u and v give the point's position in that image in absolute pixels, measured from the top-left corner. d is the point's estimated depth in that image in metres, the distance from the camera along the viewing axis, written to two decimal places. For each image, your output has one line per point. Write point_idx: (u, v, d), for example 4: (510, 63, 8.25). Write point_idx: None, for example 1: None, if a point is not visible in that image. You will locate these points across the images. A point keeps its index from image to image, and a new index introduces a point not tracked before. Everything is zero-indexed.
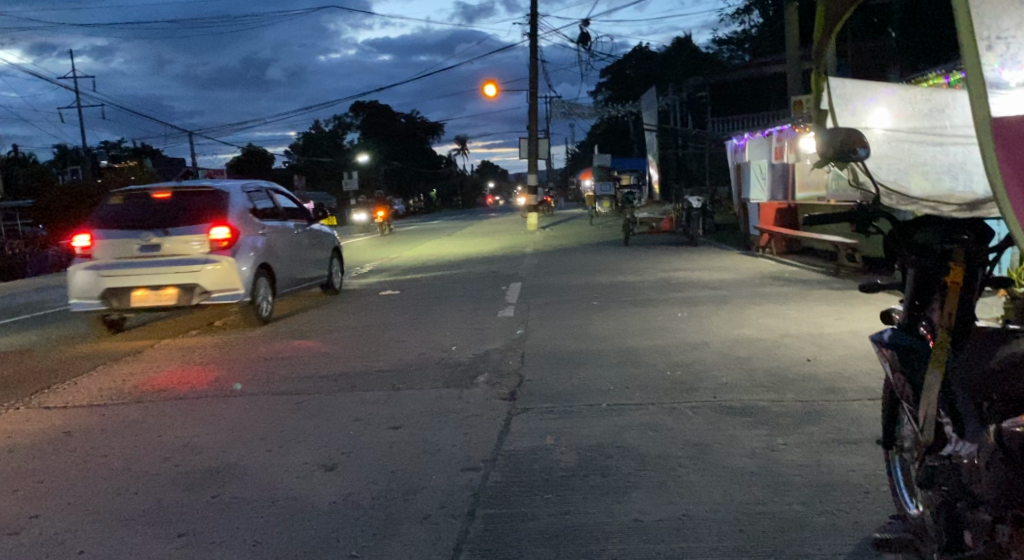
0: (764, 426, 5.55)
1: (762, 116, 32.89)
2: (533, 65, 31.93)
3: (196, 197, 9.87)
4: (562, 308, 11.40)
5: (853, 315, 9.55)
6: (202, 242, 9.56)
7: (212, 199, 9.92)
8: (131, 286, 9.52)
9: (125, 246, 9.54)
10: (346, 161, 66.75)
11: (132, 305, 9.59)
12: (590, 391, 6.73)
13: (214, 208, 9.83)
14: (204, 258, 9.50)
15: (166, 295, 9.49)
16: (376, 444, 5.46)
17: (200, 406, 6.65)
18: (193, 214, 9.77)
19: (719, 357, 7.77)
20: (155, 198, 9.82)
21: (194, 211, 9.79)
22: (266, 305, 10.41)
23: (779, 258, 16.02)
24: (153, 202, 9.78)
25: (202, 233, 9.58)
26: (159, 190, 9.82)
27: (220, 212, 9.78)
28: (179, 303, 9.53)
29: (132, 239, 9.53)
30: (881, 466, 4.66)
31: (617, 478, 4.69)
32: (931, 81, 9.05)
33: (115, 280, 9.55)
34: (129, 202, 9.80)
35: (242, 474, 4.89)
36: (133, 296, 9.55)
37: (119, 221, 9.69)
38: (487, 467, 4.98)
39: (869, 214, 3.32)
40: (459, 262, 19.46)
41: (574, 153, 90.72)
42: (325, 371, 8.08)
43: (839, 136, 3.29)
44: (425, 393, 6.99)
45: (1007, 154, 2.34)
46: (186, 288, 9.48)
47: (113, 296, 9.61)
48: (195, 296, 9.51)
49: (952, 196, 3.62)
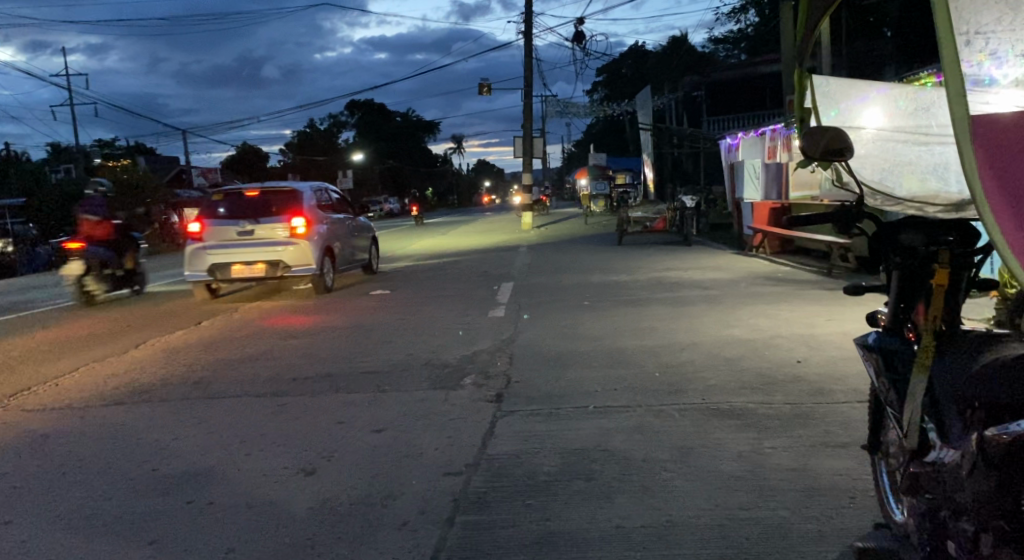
0: (751, 429, 5.48)
1: (757, 116, 32.83)
2: (528, 64, 31.84)
3: (278, 195, 12.75)
4: (553, 308, 11.33)
5: (844, 316, 9.50)
6: (284, 229, 12.36)
7: (290, 197, 12.77)
8: (232, 262, 12.37)
9: (228, 231, 12.44)
10: (342, 159, 66.61)
11: (232, 276, 12.43)
12: (577, 393, 6.67)
13: (292, 203, 12.66)
14: (286, 241, 12.36)
15: (258, 269, 12.37)
16: (359, 447, 5.39)
17: (182, 408, 6.56)
18: (277, 208, 12.64)
19: (708, 358, 7.71)
20: (247, 196, 12.70)
21: (278, 205, 12.68)
22: (330, 277, 13.38)
23: (772, 258, 15.98)
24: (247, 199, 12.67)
25: (284, 222, 12.39)
26: (250, 190, 12.70)
27: (296, 206, 12.60)
28: (268, 274, 12.40)
29: (233, 226, 12.41)
30: (867, 471, 4.60)
31: (600, 482, 4.62)
32: (924, 80, 8.98)
33: (219, 258, 12.40)
34: (228, 199, 12.68)
35: (219, 479, 4.81)
36: (233, 269, 12.40)
37: (221, 214, 12.57)
38: (469, 471, 4.91)
39: (853, 216, 3.25)
40: (453, 262, 19.39)
41: (570, 152, 90.58)
42: (311, 372, 7.99)
43: (821, 134, 3.22)
44: (411, 395, 6.92)
45: (985, 153, 2.27)
46: (272, 263, 12.34)
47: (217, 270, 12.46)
48: (280, 269, 12.36)
49: (938, 195, 3.55)
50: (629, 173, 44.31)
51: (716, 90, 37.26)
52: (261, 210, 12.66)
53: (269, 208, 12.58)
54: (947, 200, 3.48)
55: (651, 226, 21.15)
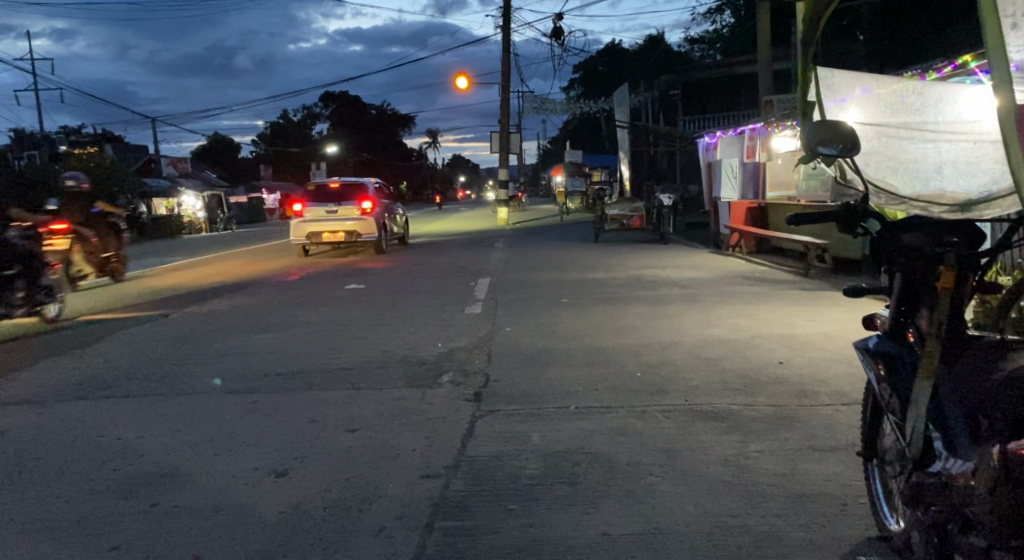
0: (736, 432, 5.36)
1: (733, 116, 32.86)
2: (505, 59, 31.60)
3: (352, 186, 18.54)
4: (531, 305, 11.18)
5: (824, 317, 9.44)
6: (357, 209, 18.20)
7: (359, 187, 18.55)
8: (322, 230, 18.10)
9: (319, 210, 18.21)
10: (315, 152, 65.92)
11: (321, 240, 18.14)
12: (557, 392, 6.51)
13: (361, 191, 18.45)
14: (358, 217, 18.14)
15: (338, 236, 18.08)
16: (333, 447, 5.22)
17: (147, 404, 6.32)
18: (351, 195, 18.44)
19: (689, 358, 7.59)
20: (332, 187, 18.51)
21: (352, 194, 18.47)
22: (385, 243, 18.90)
23: (749, 257, 15.99)
24: (332, 189, 18.48)
25: (357, 205, 18.21)
26: (334, 182, 18.48)
27: (365, 193, 18.38)
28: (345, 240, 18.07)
29: (323, 207, 18.20)
30: (857, 476, 4.49)
31: (586, 487, 4.46)
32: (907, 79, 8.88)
33: (314, 227, 18.14)
34: (319, 189, 18.55)
35: (188, 478, 4.62)
36: (322, 235, 18.12)
37: (315, 198, 18.38)
38: (448, 474, 4.74)
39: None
40: (427, 257, 19.13)
41: (544, 149, 90.30)
42: (282, 368, 7.76)
43: (826, 129, 3.12)
44: (386, 393, 6.73)
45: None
46: (349, 232, 18.07)
47: (312, 236, 18.22)
48: (354, 236, 18.09)
49: (943, 194, 3.47)
50: (604, 171, 44.23)
51: (692, 90, 37.24)
52: (341, 197, 18.44)
53: (346, 195, 18.39)
54: (953, 199, 3.38)
55: (628, 224, 21.02)
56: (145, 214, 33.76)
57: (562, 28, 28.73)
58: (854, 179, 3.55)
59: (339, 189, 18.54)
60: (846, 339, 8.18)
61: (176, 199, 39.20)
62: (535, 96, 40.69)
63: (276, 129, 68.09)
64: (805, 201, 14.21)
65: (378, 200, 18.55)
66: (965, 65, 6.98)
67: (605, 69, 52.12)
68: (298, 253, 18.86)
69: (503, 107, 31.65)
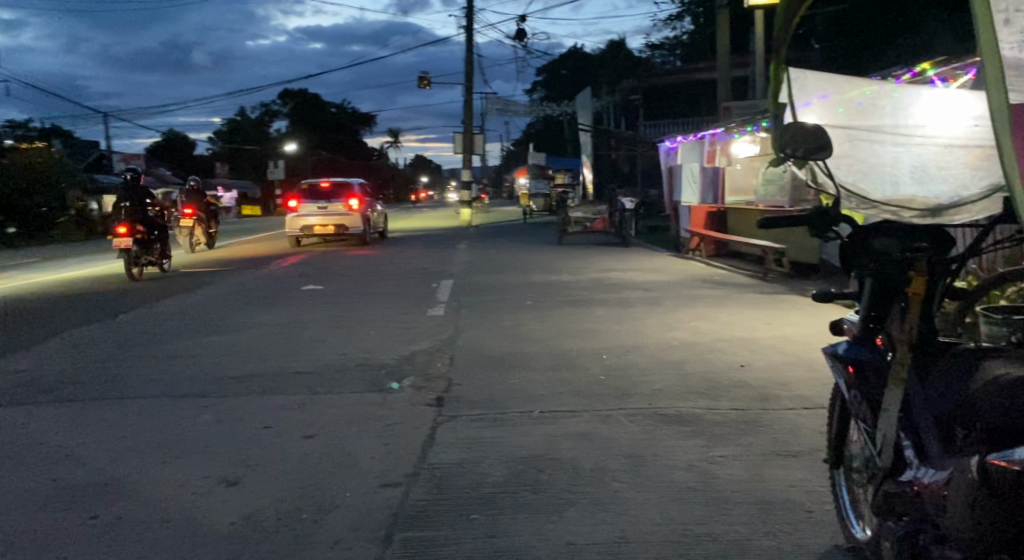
0: (700, 437, 5.31)
1: (692, 121, 33.10)
2: (468, 59, 31.45)
3: (340, 185, 21.07)
4: (494, 307, 11.09)
5: (784, 320, 9.49)
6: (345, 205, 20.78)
7: (346, 187, 21.05)
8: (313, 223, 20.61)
9: (310, 207, 20.70)
10: (274, 151, 65.07)
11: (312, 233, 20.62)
12: (520, 397, 6.41)
13: (348, 190, 20.96)
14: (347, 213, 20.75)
15: (329, 230, 20.63)
16: (287, 456, 5.10)
17: (93, 409, 6.10)
18: (339, 194, 20.97)
19: (652, 362, 7.55)
20: (322, 186, 21.01)
21: (339, 193, 20.99)
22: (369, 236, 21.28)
23: (709, 260, 16.09)
24: (322, 188, 20.98)
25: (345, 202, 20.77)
26: (324, 182, 21.05)
27: (352, 192, 20.92)
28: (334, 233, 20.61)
29: (314, 204, 20.67)
30: (822, 481, 4.47)
31: (549, 495, 4.37)
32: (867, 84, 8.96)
33: (307, 222, 20.62)
34: (309, 189, 20.99)
35: (133, 490, 4.49)
36: (314, 229, 20.64)
37: (308, 197, 20.87)
38: (408, 482, 4.63)
39: (828, 218, 3.08)
40: (388, 257, 18.90)
41: (506, 151, 90.24)
42: (236, 371, 7.56)
43: (798, 132, 3.06)
44: (344, 398, 6.58)
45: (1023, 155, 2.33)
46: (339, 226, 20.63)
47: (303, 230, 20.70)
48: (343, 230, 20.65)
49: (915, 200, 3.46)
50: (566, 174, 44.26)
51: (653, 94, 37.45)
52: (329, 196, 20.93)
53: (335, 194, 20.92)
54: (923, 204, 3.38)
55: (590, 227, 21.00)
56: (96, 212, 33.06)
57: (525, 30, 28.70)
58: (826, 183, 3.50)
59: (329, 189, 21.08)
60: (807, 342, 8.19)
61: None
62: (497, 98, 40.64)
63: (234, 127, 67.01)
64: (764, 206, 14.34)
65: (363, 198, 21.03)
66: (924, 72, 7.03)
67: (568, 72, 52.30)
68: (290, 246, 21.15)
69: (465, 108, 31.54)
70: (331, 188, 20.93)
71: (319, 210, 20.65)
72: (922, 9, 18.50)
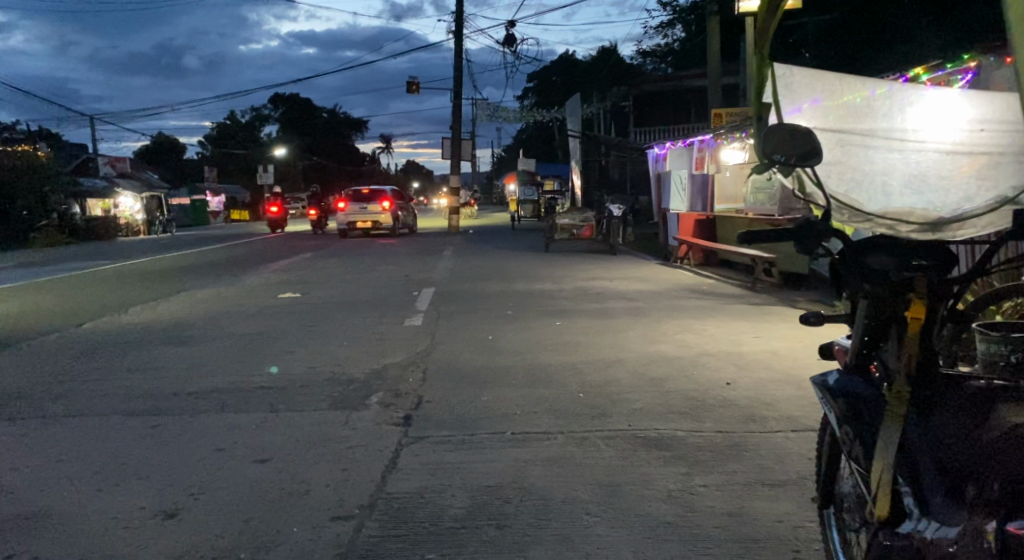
0: (681, 463, 4.96)
1: (682, 129, 32.81)
2: (457, 64, 31.08)
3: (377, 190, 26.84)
4: (473, 317, 10.74)
5: (772, 333, 9.16)
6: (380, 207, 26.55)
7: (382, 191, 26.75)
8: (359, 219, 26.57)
9: (356, 208, 26.77)
10: (262, 155, 64.74)
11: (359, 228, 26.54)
12: (492, 416, 6.04)
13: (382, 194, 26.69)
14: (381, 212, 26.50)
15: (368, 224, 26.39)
16: (236, 483, 4.76)
17: (35, 429, 5.76)
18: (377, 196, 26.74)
19: (633, 378, 7.20)
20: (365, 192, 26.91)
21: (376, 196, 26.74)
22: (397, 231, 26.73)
23: (697, 269, 15.83)
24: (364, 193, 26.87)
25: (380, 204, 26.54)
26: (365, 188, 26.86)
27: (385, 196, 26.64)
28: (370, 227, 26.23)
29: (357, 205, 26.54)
30: (811, 516, 4.12)
31: (513, 530, 4.02)
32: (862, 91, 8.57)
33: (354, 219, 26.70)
34: (354, 193, 26.90)
35: (58, 524, 4.16)
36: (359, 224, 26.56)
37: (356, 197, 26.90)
38: (361, 514, 4.28)
39: (817, 233, 2.74)
40: (371, 263, 18.54)
41: (497, 157, 89.90)
42: (195, 386, 7.20)
43: (779, 136, 2.72)
44: (307, 417, 6.21)
45: None
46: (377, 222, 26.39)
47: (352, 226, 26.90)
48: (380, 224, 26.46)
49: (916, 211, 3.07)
50: (556, 180, 43.97)
51: (643, 101, 37.15)
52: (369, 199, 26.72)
53: (373, 196, 26.66)
54: (923, 217, 3.01)
55: (577, 234, 20.63)
56: (78, 216, 32.78)
57: (514, 36, 28.36)
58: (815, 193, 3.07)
59: (368, 193, 26.86)
60: (796, 358, 7.85)
61: (113, 200, 38.25)
62: (487, 104, 40.35)
63: (223, 131, 66.57)
64: (752, 214, 14.06)
65: (393, 200, 26.57)
66: (917, 77, 6.70)
67: (559, 79, 52.11)
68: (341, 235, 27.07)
69: (454, 113, 31.20)
70: (369, 192, 26.67)
71: (361, 210, 26.47)
72: (915, 16, 18.19)
